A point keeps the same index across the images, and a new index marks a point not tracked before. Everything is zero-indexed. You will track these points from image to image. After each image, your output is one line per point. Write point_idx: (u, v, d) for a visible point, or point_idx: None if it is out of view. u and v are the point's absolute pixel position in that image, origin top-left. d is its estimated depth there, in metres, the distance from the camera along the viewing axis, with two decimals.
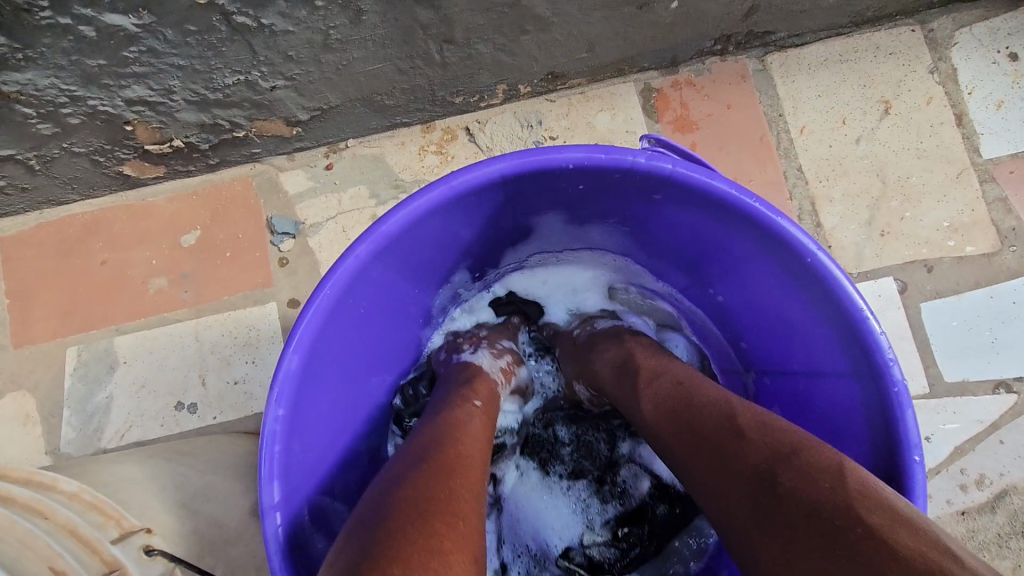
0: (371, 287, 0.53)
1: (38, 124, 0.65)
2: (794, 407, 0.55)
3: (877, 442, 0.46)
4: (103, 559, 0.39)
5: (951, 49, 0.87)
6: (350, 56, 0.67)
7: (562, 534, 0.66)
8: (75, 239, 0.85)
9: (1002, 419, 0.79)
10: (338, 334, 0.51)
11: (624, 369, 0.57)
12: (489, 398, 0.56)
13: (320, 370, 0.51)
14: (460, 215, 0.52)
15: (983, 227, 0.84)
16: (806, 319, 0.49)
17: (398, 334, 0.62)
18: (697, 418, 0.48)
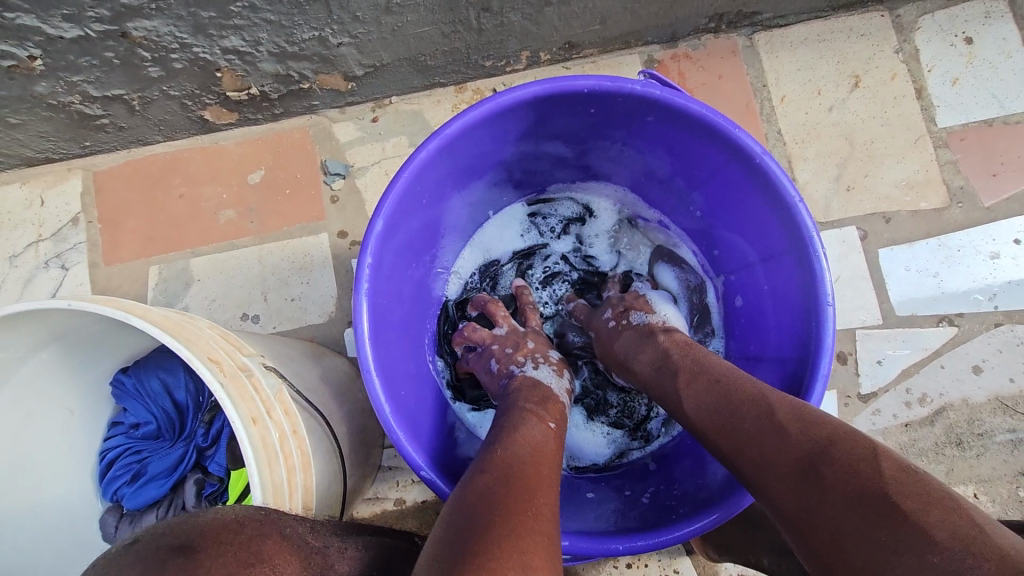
0: (431, 187, 0.64)
1: (149, 67, 0.79)
2: (753, 299, 0.67)
3: (808, 310, 0.58)
4: (237, 360, 0.53)
5: (915, 32, 1.01)
6: (404, 19, 0.81)
7: (594, 455, 0.77)
8: (158, 175, 0.99)
9: (943, 347, 0.93)
10: (407, 220, 0.62)
11: (664, 366, 0.64)
12: (561, 420, 0.63)
13: (393, 248, 0.62)
14: (504, 128, 0.63)
15: (935, 185, 0.97)
16: (762, 220, 0.61)
17: (440, 238, 0.73)
18: (739, 413, 0.56)
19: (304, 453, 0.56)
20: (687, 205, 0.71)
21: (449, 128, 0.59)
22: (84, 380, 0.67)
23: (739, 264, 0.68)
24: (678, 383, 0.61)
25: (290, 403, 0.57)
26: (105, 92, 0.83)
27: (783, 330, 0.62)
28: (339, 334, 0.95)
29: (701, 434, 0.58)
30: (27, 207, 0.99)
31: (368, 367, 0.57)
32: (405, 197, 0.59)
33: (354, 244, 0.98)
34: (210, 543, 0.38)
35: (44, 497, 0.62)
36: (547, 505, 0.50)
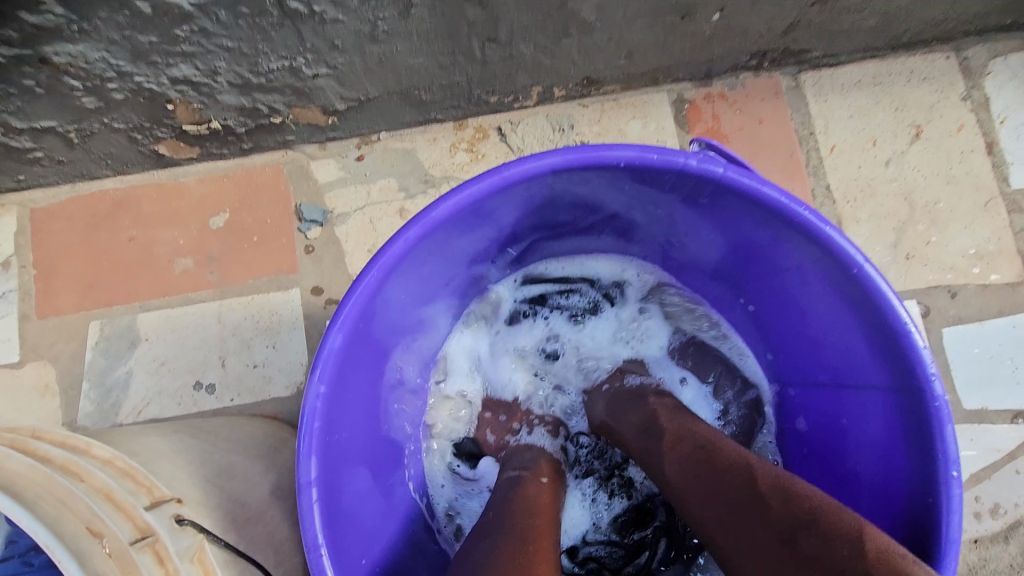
0: (413, 274, 0.51)
1: (82, 97, 0.66)
2: (823, 420, 0.55)
3: (915, 454, 0.46)
4: (133, 522, 0.38)
5: (985, 78, 0.88)
6: (394, 48, 0.68)
7: (569, 533, 0.65)
8: (105, 214, 0.85)
9: (1019, 450, 0.79)
10: (380, 317, 0.50)
11: (650, 430, 0.55)
12: (554, 476, 0.58)
13: (359, 356, 0.49)
14: (517, 200, 0.50)
15: (1008, 256, 0.84)
16: (846, 332, 0.49)
17: (427, 326, 0.60)
18: (720, 480, 0.48)
19: None
20: (735, 293, 0.58)
21: (435, 210, 0.46)
22: None
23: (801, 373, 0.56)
24: (661, 444, 0.53)
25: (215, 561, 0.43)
26: (32, 122, 0.69)
27: (877, 470, 0.50)
28: None
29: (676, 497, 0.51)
30: None
31: (314, 542, 0.44)
32: (374, 295, 0.47)
33: (329, 302, 0.84)
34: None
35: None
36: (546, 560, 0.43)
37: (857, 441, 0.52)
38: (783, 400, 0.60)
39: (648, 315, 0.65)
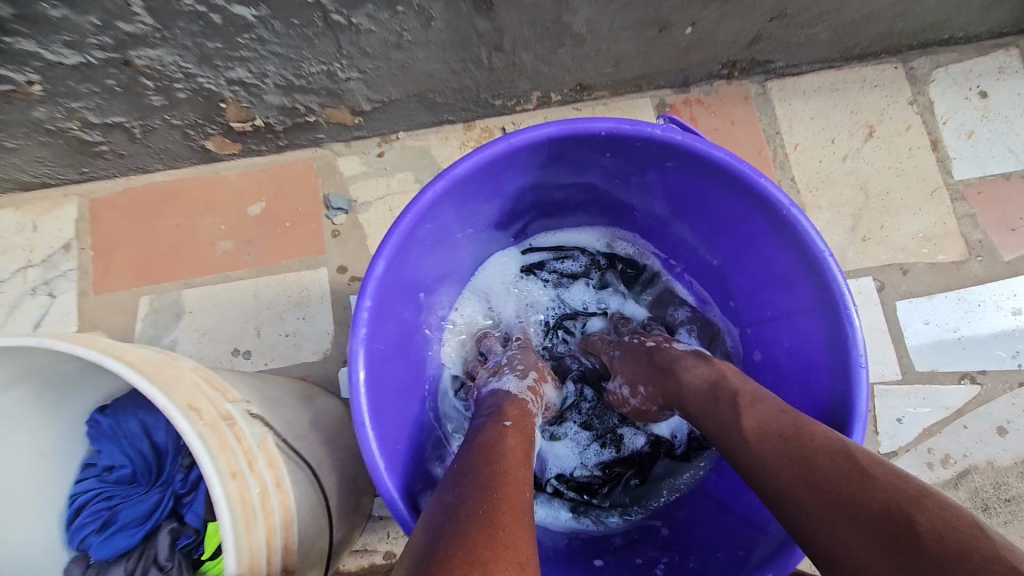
0: (436, 225, 0.61)
1: (152, 96, 0.78)
2: (771, 352, 0.64)
3: (833, 364, 0.55)
4: (219, 406, 0.49)
5: (929, 85, 1.00)
6: (415, 56, 0.80)
7: (557, 463, 0.75)
8: (156, 203, 0.97)
9: (965, 406, 0.90)
10: (411, 256, 0.60)
11: (716, 388, 0.56)
12: (521, 418, 0.58)
13: (394, 287, 0.59)
14: (521, 165, 0.60)
15: (953, 238, 0.95)
16: (781, 271, 0.59)
17: (443, 278, 0.70)
18: (809, 448, 0.47)
19: (284, 509, 0.51)
20: (700, 251, 0.68)
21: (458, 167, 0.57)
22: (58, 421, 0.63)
23: (754, 317, 0.66)
24: (740, 406, 0.52)
25: (275, 454, 0.53)
26: (105, 119, 0.81)
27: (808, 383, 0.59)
28: (335, 373, 0.91)
29: (721, 435, 0.53)
30: (20, 232, 0.96)
31: (361, 421, 0.54)
32: (409, 236, 0.57)
33: (353, 280, 0.94)
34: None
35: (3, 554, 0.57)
36: (513, 518, 0.43)
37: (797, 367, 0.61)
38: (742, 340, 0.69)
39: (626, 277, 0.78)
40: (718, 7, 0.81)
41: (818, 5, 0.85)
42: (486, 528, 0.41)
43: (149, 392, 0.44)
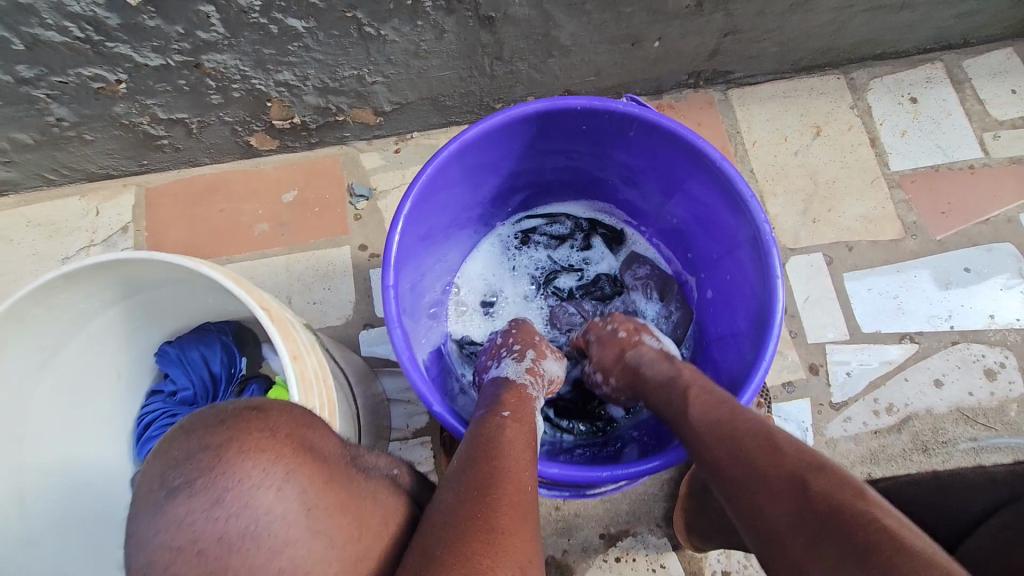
0: (449, 181, 0.75)
1: (212, 95, 0.94)
2: (719, 288, 0.78)
3: (760, 284, 0.68)
4: (282, 311, 0.64)
5: (867, 92, 1.16)
6: (430, 63, 0.97)
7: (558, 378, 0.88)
8: (202, 192, 1.11)
9: (905, 361, 1.03)
10: (429, 202, 0.74)
11: (672, 381, 0.68)
12: (518, 406, 0.66)
13: (415, 225, 0.73)
14: (517, 135, 0.74)
15: (891, 220, 1.10)
16: (722, 216, 0.73)
17: (452, 231, 0.84)
18: (735, 433, 0.57)
19: (329, 401, 0.63)
20: (664, 210, 0.84)
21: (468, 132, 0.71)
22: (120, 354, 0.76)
23: (706, 261, 0.80)
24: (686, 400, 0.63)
25: (323, 363, 0.66)
26: (170, 115, 0.97)
27: (742, 309, 0.72)
28: (356, 335, 1.05)
29: (698, 451, 0.59)
30: (84, 216, 1.10)
31: (392, 321, 0.66)
32: (428, 183, 0.71)
33: (373, 256, 1.09)
34: (278, 409, 0.49)
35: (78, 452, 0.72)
36: (511, 518, 0.50)
37: (734, 296, 0.74)
38: (699, 284, 0.84)
39: (604, 241, 0.93)
40: (679, 24, 0.99)
41: (763, 23, 1.02)
42: (472, 527, 0.48)
43: (234, 287, 0.59)
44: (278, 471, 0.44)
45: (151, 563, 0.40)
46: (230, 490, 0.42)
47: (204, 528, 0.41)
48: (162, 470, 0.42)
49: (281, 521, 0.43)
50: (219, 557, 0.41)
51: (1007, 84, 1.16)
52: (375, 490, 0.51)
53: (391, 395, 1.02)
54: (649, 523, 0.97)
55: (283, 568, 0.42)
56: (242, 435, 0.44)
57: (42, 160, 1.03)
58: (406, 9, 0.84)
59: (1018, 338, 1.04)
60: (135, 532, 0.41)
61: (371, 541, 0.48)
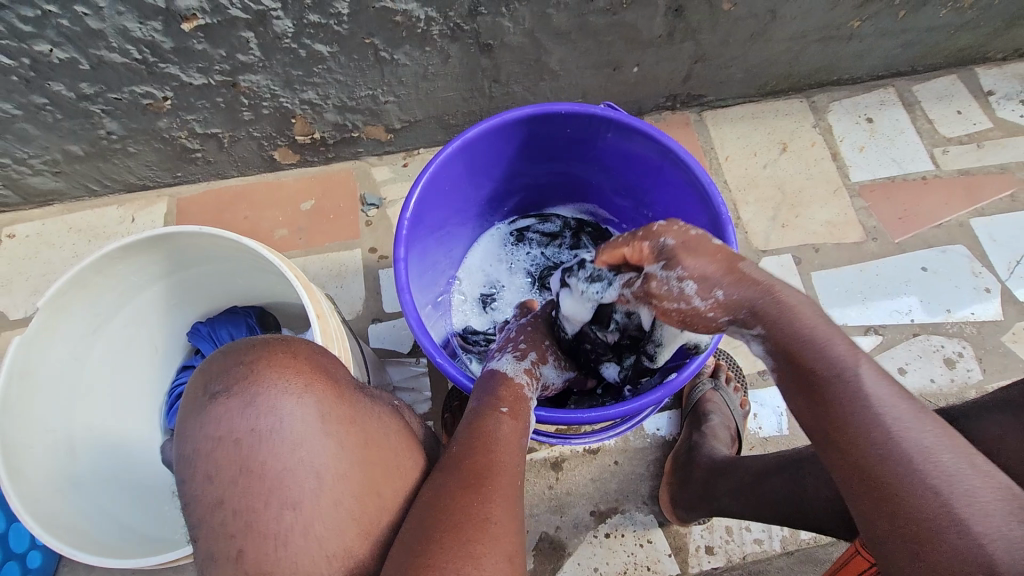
0: (453, 174, 0.85)
1: (244, 112, 1.07)
2: None
3: None
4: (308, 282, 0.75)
5: (828, 113, 1.30)
6: (436, 85, 1.10)
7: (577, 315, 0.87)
8: (228, 202, 1.21)
9: (871, 352, 1.12)
10: (435, 192, 0.84)
11: (815, 325, 0.58)
12: (515, 403, 0.67)
13: (424, 210, 0.83)
14: (512, 137, 0.86)
15: (853, 225, 1.21)
16: (689, 205, 0.84)
17: (454, 225, 0.95)
18: (926, 425, 0.51)
19: (348, 359, 0.73)
20: (641, 207, 0.95)
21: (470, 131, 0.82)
22: (157, 330, 0.86)
23: None
24: (860, 362, 0.55)
25: (341, 330, 0.75)
26: (206, 129, 1.10)
27: None
28: (365, 328, 1.13)
29: (865, 422, 0.52)
30: (120, 223, 1.20)
31: (403, 288, 0.75)
32: (435, 173, 0.81)
33: (382, 258, 1.18)
34: (303, 346, 0.57)
35: (117, 417, 0.81)
36: (503, 509, 0.52)
37: None
38: None
39: (591, 238, 1.03)
40: (654, 51, 1.12)
41: (728, 51, 1.16)
42: (462, 523, 0.49)
43: (271, 255, 0.70)
44: (298, 383, 0.52)
45: (198, 451, 0.50)
46: (260, 393, 0.51)
47: (240, 422, 0.50)
48: (203, 381, 0.54)
49: (300, 422, 0.51)
50: (250, 445, 0.50)
51: (952, 106, 1.30)
52: (383, 417, 0.56)
53: (396, 382, 1.09)
54: (636, 501, 1.02)
55: (302, 461, 0.50)
56: (266, 354, 0.54)
57: (88, 171, 1.15)
58: (417, 36, 0.98)
59: (975, 329, 1.13)
60: (185, 429, 0.52)
61: (381, 454, 0.53)
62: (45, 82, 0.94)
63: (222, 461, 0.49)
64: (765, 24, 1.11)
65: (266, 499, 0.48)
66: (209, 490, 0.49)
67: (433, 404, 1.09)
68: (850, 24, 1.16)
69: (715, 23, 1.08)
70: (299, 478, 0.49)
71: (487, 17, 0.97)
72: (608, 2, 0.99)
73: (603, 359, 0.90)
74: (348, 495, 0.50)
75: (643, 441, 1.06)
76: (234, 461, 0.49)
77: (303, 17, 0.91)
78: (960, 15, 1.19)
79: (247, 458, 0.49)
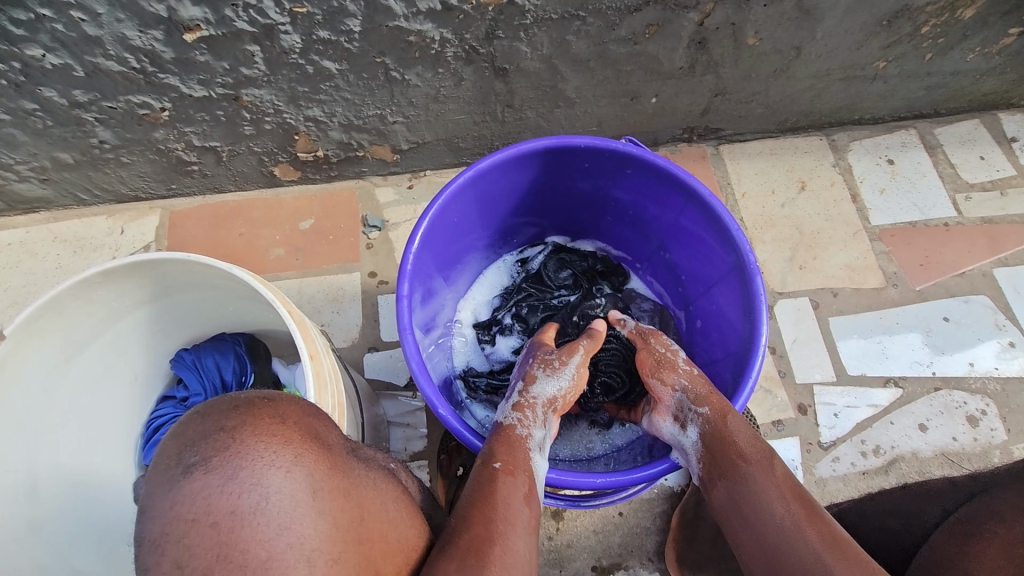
0: (462, 205, 0.80)
1: (246, 126, 1.03)
2: (711, 317, 0.83)
3: (748, 304, 0.72)
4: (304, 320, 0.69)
5: (848, 153, 1.26)
6: (448, 107, 1.06)
7: (508, 269, 0.99)
8: (223, 217, 1.16)
9: (890, 405, 1.06)
10: (443, 224, 0.79)
11: (737, 423, 0.68)
12: (519, 459, 0.64)
13: (430, 242, 0.77)
14: (525, 168, 0.81)
15: (873, 270, 1.16)
16: (711, 247, 0.79)
17: (460, 257, 0.89)
18: (816, 522, 0.60)
19: (340, 405, 0.66)
20: (657, 246, 0.91)
21: (483, 162, 0.76)
22: (136, 357, 0.80)
23: (698, 292, 0.86)
24: (771, 461, 0.65)
25: (335, 370, 0.70)
26: (204, 143, 1.05)
27: (731, 331, 0.77)
28: (361, 357, 1.07)
29: (761, 504, 0.62)
30: (108, 235, 1.15)
31: (406, 327, 0.69)
32: (444, 205, 0.76)
33: (382, 283, 1.12)
34: (289, 402, 0.50)
35: (90, 453, 0.75)
36: None
37: (725, 320, 0.79)
38: (690, 315, 0.90)
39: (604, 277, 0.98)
40: (674, 83, 1.09)
41: (750, 86, 1.13)
42: None
43: (263, 288, 0.64)
44: (287, 452, 0.45)
45: (166, 535, 0.40)
46: (245, 466, 0.42)
47: (219, 500, 0.41)
48: (175, 448, 0.43)
49: (289, 501, 0.43)
50: (233, 528, 0.41)
51: (975, 151, 1.26)
52: (379, 488, 0.51)
53: (391, 417, 1.03)
54: (641, 557, 0.96)
55: (292, 546, 0.42)
56: (251, 418, 0.46)
57: (79, 179, 1.09)
58: (430, 57, 0.94)
59: (998, 386, 1.08)
60: (150, 505, 0.42)
61: (377, 527, 0.48)
62: (36, 87, 0.89)
63: (196, 550, 0.40)
64: (789, 60, 1.08)
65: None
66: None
67: (428, 442, 1.02)
68: (875, 64, 1.13)
69: (738, 57, 1.05)
70: (288, 567, 0.41)
71: (504, 41, 0.93)
72: (631, 31, 0.95)
73: (565, 294, 0.96)
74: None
75: (650, 492, 0.99)
76: (210, 548, 0.40)
77: (311, 32, 0.86)
78: (987, 60, 1.16)
79: (228, 543, 0.40)
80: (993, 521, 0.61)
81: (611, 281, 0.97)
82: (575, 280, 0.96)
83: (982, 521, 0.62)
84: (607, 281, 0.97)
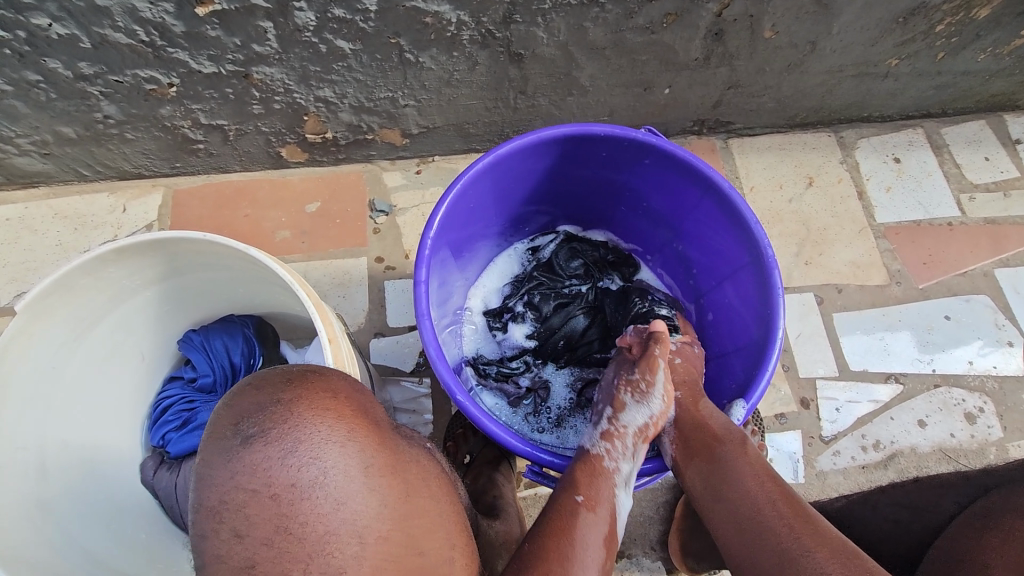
0: (479, 191, 0.79)
1: (254, 105, 1.01)
2: (723, 310, 0.84)
3: (764, 298, 0.73)
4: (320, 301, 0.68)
5: (856, 150, 1.26)
6: (460, 92, 1.04)
7: (519, 257, 0.99)
8: (228, 197, 1.14)
9: (891, 401, 1.08)
10: (459, 209, 0.78)
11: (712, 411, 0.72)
12: (602, 492, 0.66)
13: (446, 227, 0.77)
14: (543, 155, 0.80)
15: (877, 267, 1.17)
16: (726, 240, 0.79)
17: (473, 243, 0.89)
18: (785, 499, 0.64)
19: None
20: (669, 238, 0.91)
21: (502, 148, 0.76)
22: (145, 337, 0.79)
23: (710, 285, 0.86)
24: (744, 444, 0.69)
25: (352, 353, 0.70)
26: (211, 121, 1.03)
27: (744, 324, 0.78)
28: (367, 343, 1.07)
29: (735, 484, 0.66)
30: (110, 212, 1.13)
31: (423, 313, 0.68)
32: (462, 191, 0.75)
33: (389, 268, 1.11)
34: (337, 377, 0.51)
35: (98, 431, 0.75)
36: None
37: (738, 313, 0.80)
38: (701, 308, 0.90)
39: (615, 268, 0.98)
40: (688, 74, 1.08)
41: (763, 80, 1.12)
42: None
43: (278, 268, 0.64)
44: (342, 428, 0.45)
45: (226, 503, 0.42)
46: (303, 440, 0.43)
47: (278, 474, 0.42)
48: (230, 421, 0.45)
49: (342, 476, 0.43)
50: (291, 501, 0.42)
51: (980, 152, 1.27)
52: (421, 464, 0.51)
53: (396, 403, 1.03)
54: (644, 546, 0.97)
55: (346, 521, 0.43)
56: (306, 393, 0.46)
57: (80, 154, 1.07)
58: (446, 40, 0.93)
59: (996, 384, 1.10)
60: (206, 476, 0.43)
61: (422, 502, 0.48)
62: (40, 58, 0.87)
63: (256, 520, 0.42)
64: (803, 55, 1.08)
65: (305, 567, 0.41)
66: (236, 552, 0.42)
67: (434, 429, 1.02)
68: (887, 62, 1.13)
69: (753, 50, 1.04)
70: (342, 542, 0.42)
71: (521, 25, 0.92)
72: (649, 20, 0.95)
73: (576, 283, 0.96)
74: (388, 560, 0.43)
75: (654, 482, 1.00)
76: (270, 518, 0.42)
77: (326, 10, 0.85)
78: (997, 61, 1.17)
79: (285, 516, 0.42)
80: (1005, 518, 0.62)
81: (621, 272, 0.97)
82: (587, 270, 0.96)
83: (995, 515, 0.64)
84: (618, 272, 0.97)
